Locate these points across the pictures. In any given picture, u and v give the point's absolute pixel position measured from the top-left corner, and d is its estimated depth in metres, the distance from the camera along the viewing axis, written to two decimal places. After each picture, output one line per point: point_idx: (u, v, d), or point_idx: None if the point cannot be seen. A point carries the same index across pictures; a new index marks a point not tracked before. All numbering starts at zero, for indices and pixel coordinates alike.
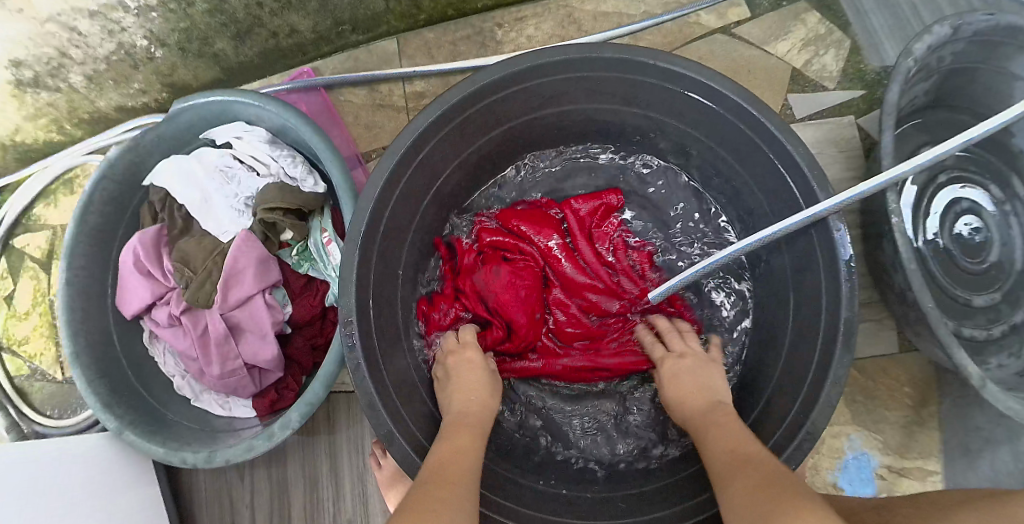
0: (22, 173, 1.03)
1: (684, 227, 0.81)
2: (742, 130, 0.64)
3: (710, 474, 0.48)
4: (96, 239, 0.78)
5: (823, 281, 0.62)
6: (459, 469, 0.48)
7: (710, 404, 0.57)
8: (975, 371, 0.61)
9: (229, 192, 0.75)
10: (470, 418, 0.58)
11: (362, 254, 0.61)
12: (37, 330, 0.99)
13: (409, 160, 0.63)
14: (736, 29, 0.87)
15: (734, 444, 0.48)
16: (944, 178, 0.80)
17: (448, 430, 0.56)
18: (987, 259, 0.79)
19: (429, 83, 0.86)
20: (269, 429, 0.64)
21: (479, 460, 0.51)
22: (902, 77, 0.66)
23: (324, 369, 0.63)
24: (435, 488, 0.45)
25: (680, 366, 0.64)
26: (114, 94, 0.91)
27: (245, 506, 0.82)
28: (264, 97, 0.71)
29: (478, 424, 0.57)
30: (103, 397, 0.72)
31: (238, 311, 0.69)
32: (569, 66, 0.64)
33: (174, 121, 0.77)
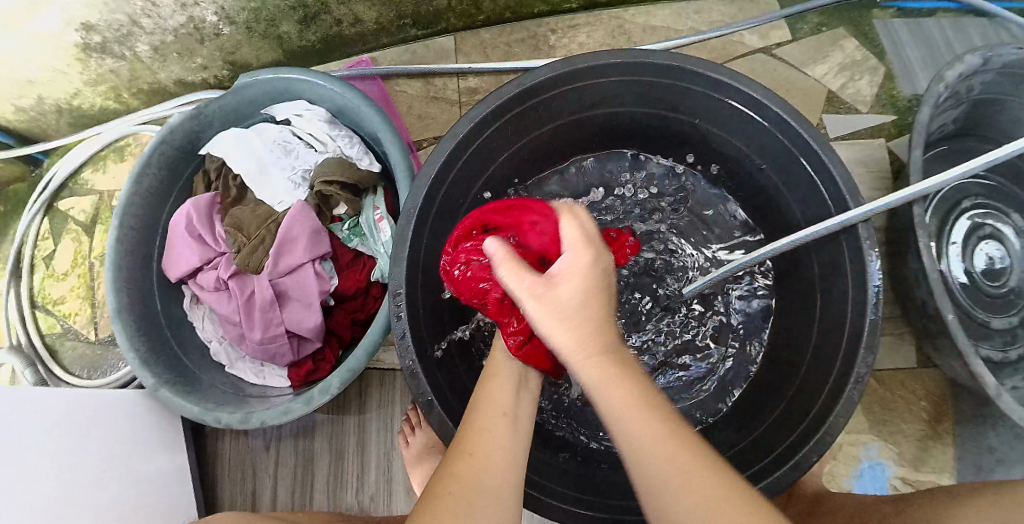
0: (74, 138, 1.06)
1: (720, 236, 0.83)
2: (782, 143, 0.66)
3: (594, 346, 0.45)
4: (150, 201, 0.81)
5: (850, 288, 0.63)
6: (488, 436, 0.44)
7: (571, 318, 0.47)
8: (992, 382, 0.63)
9: (285, 165, 0.78)
10: (479, 400, 0.48)
11: (416, 228, 0.63)
12: (74, 290, 1.00)
13: (464, 146, 0.66)
14: (778, 50, 0.90)
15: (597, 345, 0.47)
16: (967, 204, 0.82)
17: (483, 380, 0.52)
18: (1008, 284, 0.81)
19: (482, 79, 0.90)
20: (307, 394, 0.66)
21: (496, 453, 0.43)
22: (932, 102, 0.68)
23: (369, 337, 0.64)
24: (458, 459, 0.42)
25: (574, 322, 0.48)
26: (175, 66, 0.95)
27: (267, 477, 0.83)
28: (329, 78, 0.73)
29: (489, 407, 0.48)
30: (142, 354, 0.74)
31: (287, 278, 0.71)
32: (624, 70, 0.66)
33: (238, 95, 0.79)
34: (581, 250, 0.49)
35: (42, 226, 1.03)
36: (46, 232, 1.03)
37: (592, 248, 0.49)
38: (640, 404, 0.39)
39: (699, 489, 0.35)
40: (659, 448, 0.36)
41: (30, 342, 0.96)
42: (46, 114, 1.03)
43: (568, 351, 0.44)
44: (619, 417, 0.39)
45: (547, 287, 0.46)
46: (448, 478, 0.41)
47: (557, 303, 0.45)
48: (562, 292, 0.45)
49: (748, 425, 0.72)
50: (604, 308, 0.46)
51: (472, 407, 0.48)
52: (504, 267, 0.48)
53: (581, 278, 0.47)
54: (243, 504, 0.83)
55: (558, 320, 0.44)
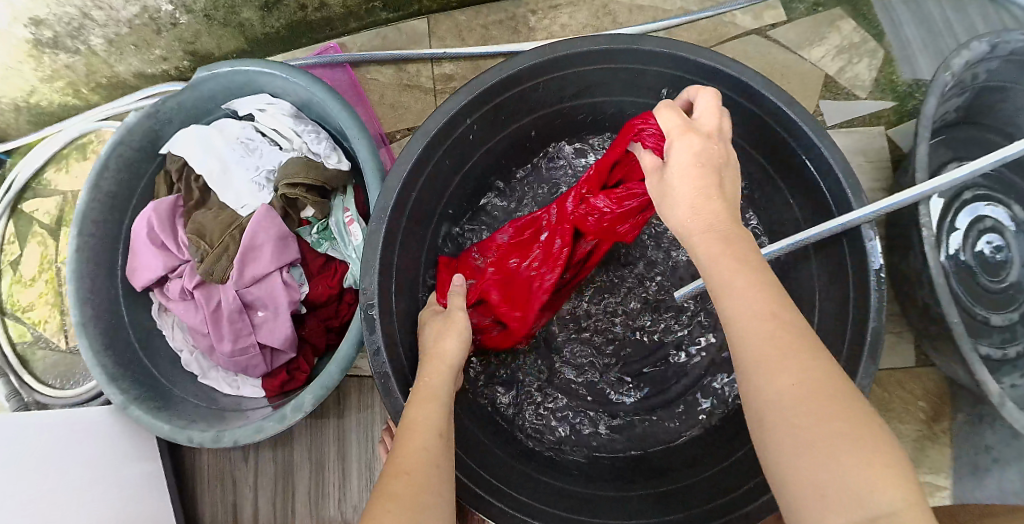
0: (35, 137, 1.00)
1: None
2: (783, 138, 0.62)
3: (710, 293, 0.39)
4: (110, 206, 0.76)
5: (852, 291, 0.60)
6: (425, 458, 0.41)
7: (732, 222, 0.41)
8: (995, 389, 0.60)
9: (250, 165, 0.73)
10: (434, 362, 0.52)
11: (388, 236, 0.59)
12: (42, 297, 0.97)
13: (437, 145, 0.61)
14: (772, 31, 0.85)
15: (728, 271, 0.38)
16: (968, 195, 0.78)
17: (416, 400, 0.47)
18: (1008, 278, 0.77)
19: (458, 65, 0.84)
20: (281, 412, 0.62)
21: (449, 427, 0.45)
22: (938, 92, 0.63)
23: (341, 351, 0.61)
24: (394, 481, 0.39)
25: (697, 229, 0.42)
26: (133, 59, 0.89)
27: (248, 488, 0.81)
28: (290, 69, 0.68)
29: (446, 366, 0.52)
30: (109, 369, 0.70)
31: (254, 288, 0.67)
32: (609, 56, 0.61)
33: (196, 90, 0.74)
34: (696, 169, 0.43)
35: (7, 229, 0.99)
36: (12, 236, 0.99)
37: (689, 129, 0.44)
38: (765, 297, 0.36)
39: (815, 403, 0.31)
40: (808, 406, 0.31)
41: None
42: (4, 112, 0.97)
43: (686, 238, 0.43)
44: (761, 363, 0.34)
45: (660, 179, 0.45)
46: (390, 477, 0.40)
47: (664, 209, 0.45)
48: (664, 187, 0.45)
49: None
50: (727, 214, 0.42)
51: (402, 433, 0.44)
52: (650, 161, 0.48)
53: (688, 184, 0.43)
54: (225, 515, 0.81)
55: (689, 219, 0.42)
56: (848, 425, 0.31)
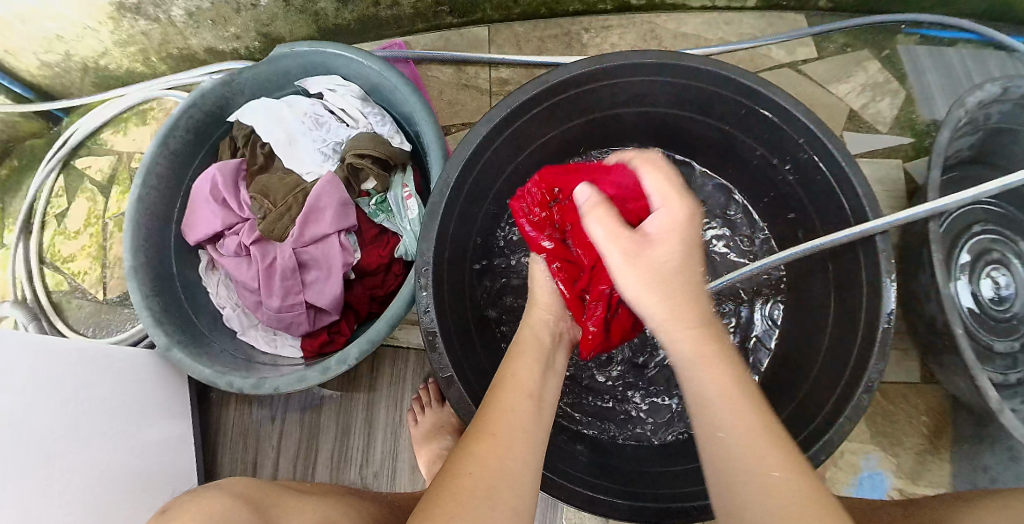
0: (96, 98, 1.06)
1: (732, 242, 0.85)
2: (811, 158, 0.68)
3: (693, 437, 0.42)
4: (174, 162, 0.81)
5: (865, 299, 0.65)
6: (511, 420, 0.45)
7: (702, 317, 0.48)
8: (995, 397, 0.65)
9: (316, 137, 0.78)
10: (522, 344, 0.55)
11: (447, 206, 0.64)
12: (85, 249, 1.00)
13: (501, 129, 0.66)
14: (803, 66, 0.93)
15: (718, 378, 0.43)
16: (977, 229, 0.85)
17: (513, 356, 0.53)
18: (1012, 309, 0.82)
19: (515, 72, 0.91)
20: (325, 363, 0.66)
21: (536, 412, 0.47)
22: (951, 126, 0.71)
23: (391, 309, 0.65)
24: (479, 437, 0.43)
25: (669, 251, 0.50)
26: (208, 33, 0.95)
27: (270, 446, 0.83)
28: (366, 54, 0.74)
29: (538, 352, 0.54)
30: (156, 313, 0.73)
31: (311, 248, 0.72)
32: (657, 70, 0.67)
33: (273, 65, 0.80)
34: (673, 265, 0.49)
35: (57, 183, 1.03)
36: (61, 189, 1.03)
37: (676, 198, 0.53)
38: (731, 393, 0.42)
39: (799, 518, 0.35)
40: (758, 440, 0.39)
41: (36, 298, 0.96)
42: (71, 72, 1.03)
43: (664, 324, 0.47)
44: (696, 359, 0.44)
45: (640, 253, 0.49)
46: (474, 437, 0.44)
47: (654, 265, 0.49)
48: (645, 262, 0.49)
49: None
50: (694, 282, 0.50)
51: (500, 384, 0.49)
52: (596, 225, 0.52)
53: (682, 239, 0.51)
54: (244, 472, 0.83)
55: (655, 285, 0.48)
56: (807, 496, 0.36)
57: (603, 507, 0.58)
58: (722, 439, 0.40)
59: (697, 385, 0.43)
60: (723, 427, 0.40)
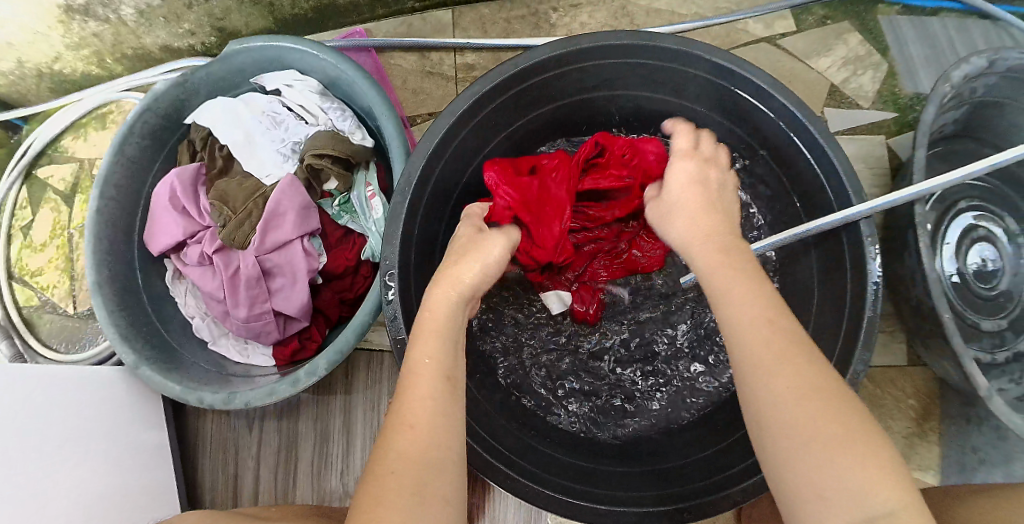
0: (54, 104, 1.01)
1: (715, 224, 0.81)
2: (792, 140, 0.65)
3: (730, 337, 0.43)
4: (131, 170, 0.77)
5: (849, 284, 0.63)
6: (430, 409, 0.41)
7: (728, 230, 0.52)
8: (983, 382, 0.64)
9: (275, 137, 0.75)
10: (430, 314, 0.48)
11: (411, 207, 0.61)
12: (52, 262, 0.97)
13: (465, 122, 0.63)
14: (782, 40, 0.89)
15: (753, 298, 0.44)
16: (963, 205, 0.82)
17: (421, 333, 0.47)
18: (999, 286, 0.80)
19: (480, 56, 0.87)
20: (294, 376, 0.64)
21: (454, 394, 0.42)
22: (936, 101, 0.67)
23: (358, 317, 0.63)
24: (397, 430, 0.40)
25: (690, 200, 0.56)
26: (161, 31, 0.91)
27: (250, 457, 0.82)
28: (322, 47, 0.71)
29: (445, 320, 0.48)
30: (121, 329, 0.71)
31: (275, 254, 0.69)
32: (627, 51, 0.64)
33: (226, 62, 0.76)
34: (698, 185, 0.57)
35: (20, 194, 0.99)
36: (24, 201, 0.99)
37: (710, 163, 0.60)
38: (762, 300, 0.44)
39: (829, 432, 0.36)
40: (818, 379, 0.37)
41: (5, 315, 0.93)
42: (25, 78, 0.98)
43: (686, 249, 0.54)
44: (714, 269, 0.48)
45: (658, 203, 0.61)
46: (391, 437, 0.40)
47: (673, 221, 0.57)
48: (665, 200, 0.59)
49: None
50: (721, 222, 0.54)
51: (408, 371, 0.43)
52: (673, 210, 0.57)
53: (693, 202, 0.56)
54: (227, 484, 0.82)
55: (682, 218, 0.55)
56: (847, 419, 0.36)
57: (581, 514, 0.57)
58: (740, 348, 0.41)
59: (728, 299, 0.44)
60: (745, 343, 0.41)
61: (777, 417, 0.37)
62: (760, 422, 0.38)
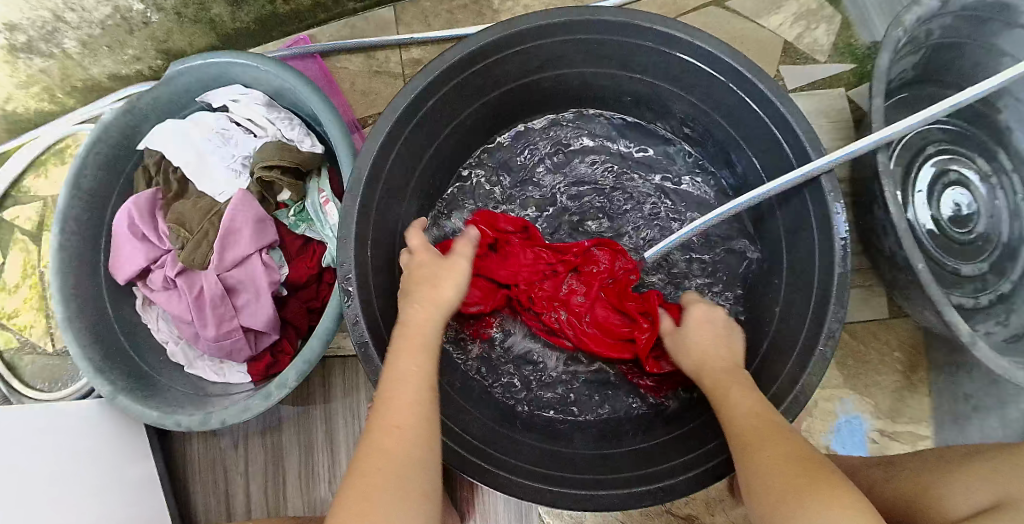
0: (12, 144, 1.00)
1: (670, 179, 0.80)
2: (744, 101, 0.65)
3: (727, 429, 0.49)
4: (90, 203, 0.77)
5: (816, 242, 0.63)
6: (403, 423, 0.43)
7: (731, 364, 0.56)
8: (965, 329, 0.63)
9: (224, 153, 0.74)
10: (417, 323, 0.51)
11: (363, 210, 0.60)
12: (27, 303, 0.97)
13: (409, 118, 0.63)
14: (731, 2, 0.88)
15: (753, 406, 0.50)
16: (931, 150, 0.82)
17: (401, 344, 0.49)
18: (976, 230, 0.80)
19: (426, 50, 0.86)
20: (265, 390, 0.64)
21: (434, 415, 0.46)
22: (890, 47, 0.67)
23: (321, 325, 0.63)
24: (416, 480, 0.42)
25: (700, 342, 0.60)
26: (107, 60, 0.90)
27: (239, 474, 0.82)
28: (262, 59, 0.70)
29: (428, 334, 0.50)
30: (95, 361, 0.71)
31: (235, 271, 0.69)
32: (583, 27, 0.63)
33: (171, 84, 0.76)
34: (711, 328, 0.61)
35: None
36: None
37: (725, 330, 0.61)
38: (748, 392, 0.52)
39: (777, 464, 0.43)
40: (775, 440, 0.45)
41: None
42: None
43: (699, 373, 0.57)
44: (704, 366, 0.57)
45: (677, 339, 0.62)
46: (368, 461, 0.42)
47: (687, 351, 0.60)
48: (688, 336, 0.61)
49: None
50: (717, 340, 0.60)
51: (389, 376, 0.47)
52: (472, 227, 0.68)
53: (696, 353, 0.59)
54: (219, 506, 0.82)
55: (690, 358, 0.59)
56: (773, 436, 0.46)
57: (548, 499, 0.56)
58: (730, 422, 0.49)
59: (725, 397, 0.52)
60: (734, 419, 0.49)
61: (737, 426, 0.48)
62: (750, 483, 0.44)
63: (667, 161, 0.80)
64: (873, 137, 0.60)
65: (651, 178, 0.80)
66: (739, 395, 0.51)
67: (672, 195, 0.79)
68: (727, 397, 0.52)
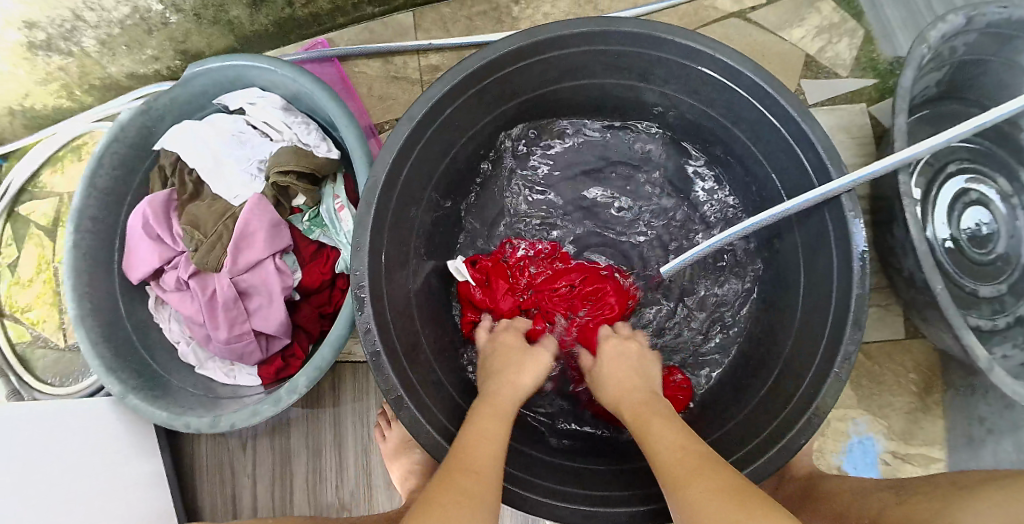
0: (31, 139, 1.01)
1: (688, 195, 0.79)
2: (764, 117, 0.64)
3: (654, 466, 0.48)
4: (105, 202, 0.77)
5: (835, 261, 0.62)
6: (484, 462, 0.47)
7: (650, 394, 0.58)
8: (982, 353, 0.62)
9: (240, 155, 0.75)
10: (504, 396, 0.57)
11: (378, 219, 0.60)
12: (41, 297, 0.97)
13: (426, 126, 0.62)
14: (752, 14, 0.87)
15: (677, 437, 0.49)
16: (952, 169, 0.80)
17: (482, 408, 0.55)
18: (995, 250, 0.79)
19: (444, 55, 0.86)
20: (276, 395, 0.64)
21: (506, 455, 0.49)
22: (914, 66, 0.65)
23: (334, 332, 0.63)
24: (464, 477, 0.45)
25: (611, 359, 0.64)
26: (126, 59, 0.91)
27: (246, 475, 0.82)
28: (280, 63, 0.70)
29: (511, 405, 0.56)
30: (107, 361, 0.71)
31: (248, 275, 0.69)
32: (601, 38, 0.63)
33: (188, 86, 0.76)
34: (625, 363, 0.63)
35: (4, 232, 0.99)
36: (8, 239, 0.99)
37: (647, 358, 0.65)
38: (674, 427, 0.51)
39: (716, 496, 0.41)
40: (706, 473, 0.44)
41: None
42: None
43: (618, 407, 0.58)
44: (625, 402, 0.57)
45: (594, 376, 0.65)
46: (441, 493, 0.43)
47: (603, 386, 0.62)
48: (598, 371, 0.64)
49: (732, 403, 0.71)
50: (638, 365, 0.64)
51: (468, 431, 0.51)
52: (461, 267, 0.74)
53: (616, 377, 0.62)
54: (226, 506, 0.82)
55: (612, 387, 0.61)
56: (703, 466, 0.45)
57: (561, 516, 0.56)
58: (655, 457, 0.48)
59: (649, 431, 0.51)
60: (662, 457, 0.48)
61: (667, 470, 0.46)
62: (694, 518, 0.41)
63: (687, 177, 0.79)
64: (894, 158, 0.58)
65: (668, 194, 0.80)
66: (658, 429, 0.51)
67: (689, 212, 0.79)
68: (648, 429, 0.52)
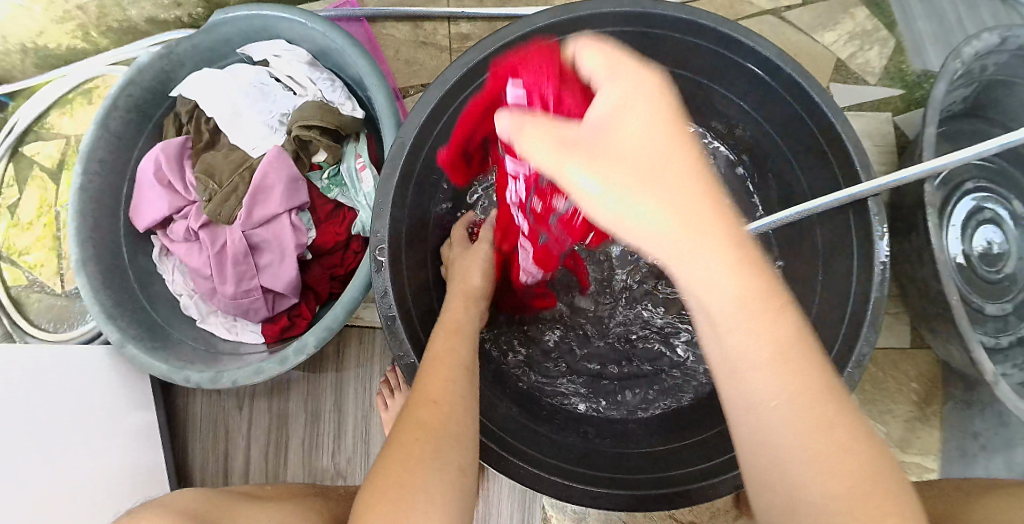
0: (41, 79, 0.98)
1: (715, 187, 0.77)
2: (796, 112, 0.63)
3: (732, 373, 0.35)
4: (117, 144, 0.75)
5: (855, 265, 0.61)
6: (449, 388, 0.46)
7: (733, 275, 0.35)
8: (991, 369, 0.62)
9: (262, 108, 0.73)
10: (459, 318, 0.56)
11: (400, 180, 0.58)
12: (40, 240, 0.95)
13: None
14: (787, 13, 0.86)
15: (786, 350, 0.34)
16: (971, 185, 0.80)
17: (444, 330, 0.54)
18: (1005, 270, 0.78)
19: (475, 25, 0.84)
20: (282, 354, 0.62)
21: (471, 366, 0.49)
22: (946, 79, 0.64)
23: (347, 294, 0.61)
24: (419, 409, 0.44)
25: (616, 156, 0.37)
26: (146, 3, 0.90)
27: (240, 434, 0.81)
28: (308, 15, 0.68)
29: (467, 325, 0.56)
30: (108, 307, 0.69)
31: (261, 230, 0.68)
32: (640, 19, 0.61)
33: (212, 33, 0.74)
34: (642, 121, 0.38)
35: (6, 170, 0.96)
36: (10, 178, 0.96)
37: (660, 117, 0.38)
38: (782, 339, 0.34)
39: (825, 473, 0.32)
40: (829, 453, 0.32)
41: None
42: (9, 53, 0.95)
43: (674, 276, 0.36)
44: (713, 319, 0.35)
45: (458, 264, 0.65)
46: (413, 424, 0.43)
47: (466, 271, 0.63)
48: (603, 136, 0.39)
49: None
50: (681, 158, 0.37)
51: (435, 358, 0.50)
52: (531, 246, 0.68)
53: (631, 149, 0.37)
54: (217, 464, 0.81)
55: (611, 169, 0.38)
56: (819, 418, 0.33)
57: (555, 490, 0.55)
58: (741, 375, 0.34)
59: (753, 354, 0.34)
60: (753, 380, 0.34)
61: (775, 410, 0.33)
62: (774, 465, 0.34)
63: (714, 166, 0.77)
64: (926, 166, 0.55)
65: None
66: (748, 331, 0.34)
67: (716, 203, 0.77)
68: (740, 342, 0.34)
